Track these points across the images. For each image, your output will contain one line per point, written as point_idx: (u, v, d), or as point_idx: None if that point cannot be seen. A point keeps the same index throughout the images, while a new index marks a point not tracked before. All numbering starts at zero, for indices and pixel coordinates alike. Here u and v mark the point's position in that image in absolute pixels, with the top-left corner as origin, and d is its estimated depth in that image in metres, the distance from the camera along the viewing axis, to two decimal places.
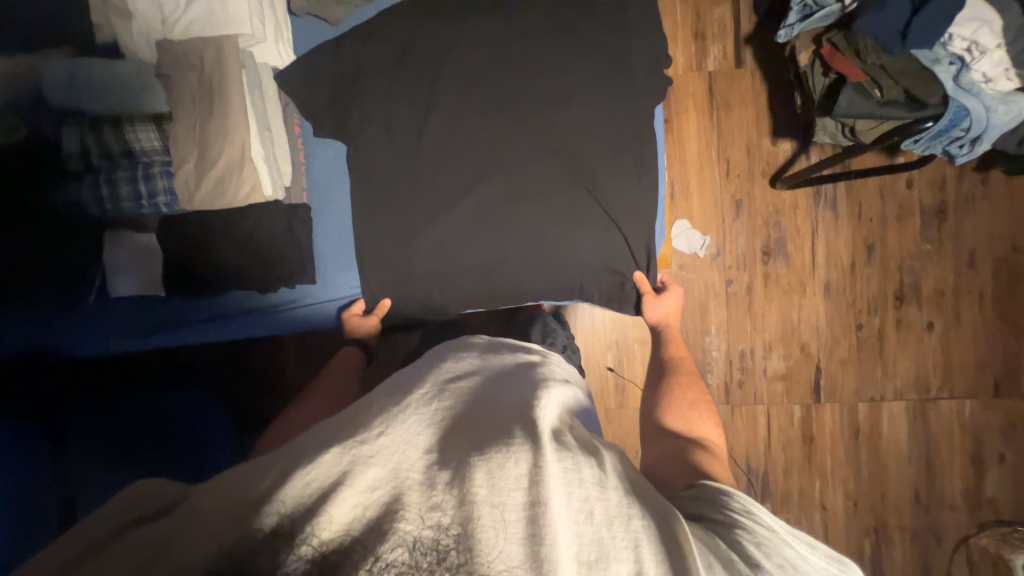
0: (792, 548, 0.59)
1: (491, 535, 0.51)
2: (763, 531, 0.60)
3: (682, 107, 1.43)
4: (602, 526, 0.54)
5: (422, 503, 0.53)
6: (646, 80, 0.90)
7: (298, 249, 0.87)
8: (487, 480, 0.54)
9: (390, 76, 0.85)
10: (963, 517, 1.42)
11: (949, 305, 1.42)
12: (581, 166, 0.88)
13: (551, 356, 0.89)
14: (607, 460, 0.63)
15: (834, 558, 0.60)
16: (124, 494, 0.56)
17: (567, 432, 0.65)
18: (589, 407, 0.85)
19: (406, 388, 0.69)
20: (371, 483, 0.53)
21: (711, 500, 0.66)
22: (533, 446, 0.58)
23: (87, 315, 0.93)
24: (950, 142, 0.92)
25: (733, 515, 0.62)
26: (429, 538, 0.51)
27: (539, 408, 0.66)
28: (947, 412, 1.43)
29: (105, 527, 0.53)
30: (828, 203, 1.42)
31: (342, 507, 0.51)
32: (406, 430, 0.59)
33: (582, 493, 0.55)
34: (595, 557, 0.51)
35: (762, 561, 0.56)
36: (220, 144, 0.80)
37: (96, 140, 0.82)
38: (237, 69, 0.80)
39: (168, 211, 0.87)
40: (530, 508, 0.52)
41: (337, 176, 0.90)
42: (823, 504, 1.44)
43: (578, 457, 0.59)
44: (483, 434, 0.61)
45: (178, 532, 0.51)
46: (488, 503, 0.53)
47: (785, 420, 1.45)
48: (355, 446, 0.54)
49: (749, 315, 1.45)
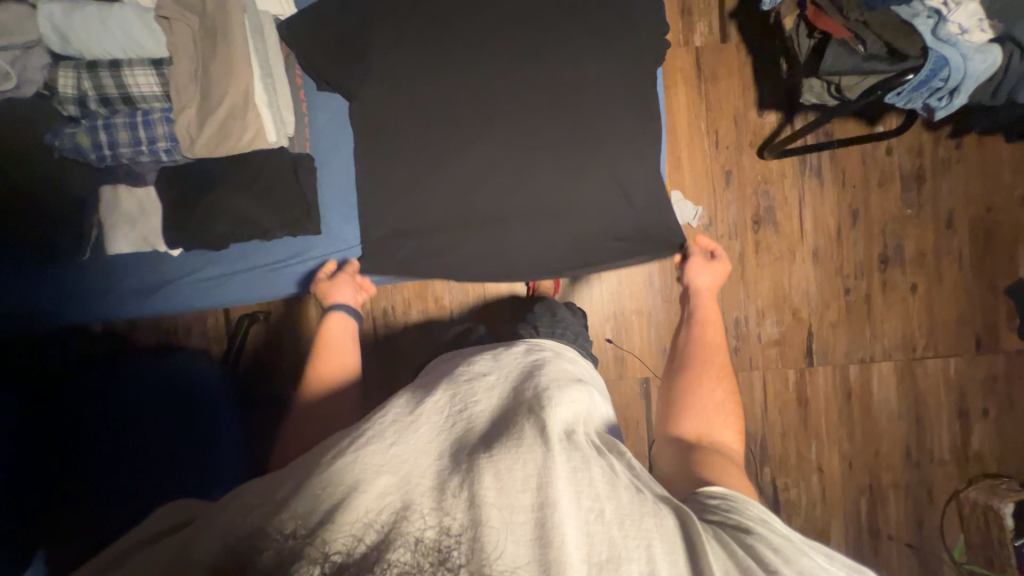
0: (813, 557, 0.55)
1: (497, 537, 0.51)
2: (780, 539, 0.56)
3: (671, 81, 1.46)
4: (612, 524, 0.53)
5: (430, 506, 0.53)
6: (645, 30, 0.92)
7: (304, 195, 0.84)
8: (495, 481, 0.55)
9: (392, 25, 0.86)
10: (952, 471, 1.47)
11: (931, 265, 1.47)
12: (584, 118, 0.89)
13: (565, 355, 0.91)
14: (618, 464, 0.63)
15: (855, 569, 0.56)
16: (162, 511, 0.60)
17: (578, 432, 0.65)
18: (605, 402, 0.84)
19: (422, 393, 0.70)
20: (382, 488, 0.54)
21: (727, 505, 0.63)
22: (543, 446, 0.58)
23: (75, 273, 0.88)
24: (931, 94, 0.96)
25: (750, 523, 0.59)
26: (434, 540, 0.51)
27: (549, 404, 0.66)
28: (933, 370, 1.48)
29: (135, 540, 0.55)
30: (814, 172, 1.47)
31: (354, 512, 0.51)
32: (418, 439, 0.60)
33: (590, 493, 0.55)
34: (606, 557, 0.51)
35: (779, 565, 0.53)
36: (223, 84, 0.77)
37: (93, 84, 0.77)
38: (239, 12, 0.78)
39: (169, 160, 0.82)
40: (539, 510, 0.53)
41: (340, 129, 0.89)
42: (820, 465, 1.47)
43: (586, 458, 0.59)
44: (491, 436, 0.62)
45: (201, 536, 0.52)
46: (496, 505, 0.53)
47: (780, 385, 1.48)
48: (369, 452, 0.57)
49: (742, 283, 1.48)
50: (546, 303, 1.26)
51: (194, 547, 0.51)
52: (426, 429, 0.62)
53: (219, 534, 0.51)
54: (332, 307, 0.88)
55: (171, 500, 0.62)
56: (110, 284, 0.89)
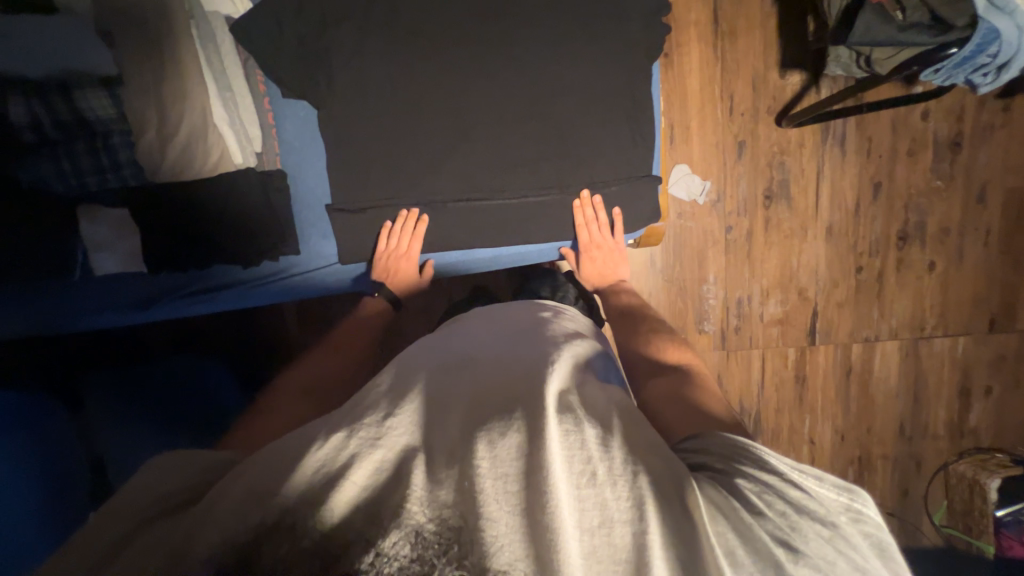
0: (800, 487, 0.45)
1: (494, 519, 0.40)
2: (764, 475, 0.46)
3: (684, 38, 1.30)
4: (605, 487, 0.42)
5: (424, 483, 0.43)
6: (650, 20, 0.84)
7: (275, 214, 0.82)
8: (489, 450, 0.44)
9: (369, 19, 0.79)
10: (944, 446, 1.50)
11: (953, 243, 1.41)
12: (575, 123, 0.85)
13: (565, 312, 0.82)
14: (618, 420, 0.50)
15: (845, 487, 0.45)
16: (137, 477, 0.47)
17: (576, 390, 0.53)
18: (608, 356, 0.76)
19: (415, 363, 0.61)
20: (377, 463, 0.44)
21: (714, 448, 0.51)
22: (532, 413, 0.47)
23: (82, 288, 0.81)
24: (975, 70, 0.89)
25: (735, 463, 0.48)
26: (434, 533, 0.40)
27: (545, 367, 0.55)
28: (940, 348, 1.46)
29: (121, 522, 0.43)
30: (837, 140, 1.36)
31: (344, 495, 0.42)
32: (417, 407, 0.50)
33: (582, 454, 0.44)
34: (598, 521, 0.41)
35: (766, 509, 0.43)
36: (178, 105, 0.73)
37: (45, 107, 0.71)
38: (184, 23, 0.72)
39: (135, 183, 0.78)
40: (532, 475, 0.42)
41: (308, 140, 0.84)
42: (812, 439, 1.49)
43: (580, 417, 0.47)
44: (489, 402, 0.51)
45: (205, 525, 0.41)
46: (490, 475, 0.43)
47: (779, 363, 1.46)
48: (364, 427, 0.46)
49: (748, 261, 1.40)
50: (543, 273, 1.10)
51: (194, 541, 0.40)
52: (422, 397, 0.52)
53: (227, 519, 0.41)
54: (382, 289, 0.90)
55: (159, 454, 0.50)
56: (111, 297, 0.83)
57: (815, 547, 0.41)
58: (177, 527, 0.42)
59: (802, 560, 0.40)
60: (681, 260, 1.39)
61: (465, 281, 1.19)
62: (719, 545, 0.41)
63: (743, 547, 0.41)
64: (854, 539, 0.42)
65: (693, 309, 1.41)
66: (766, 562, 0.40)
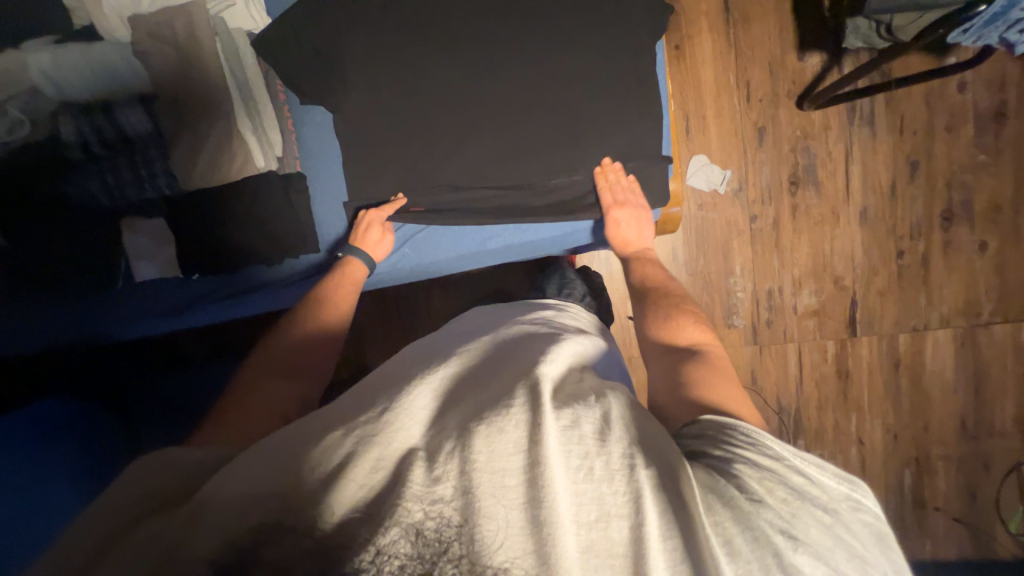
0: (801, 474, 0.43)
1: (492, 515, 0.39)
2: (766, 462, 0.44)
3: (695, 28, 1.29)
4: (603, 482, 0.41)
5: (423, 480, 0.41)
6: (653, 10, 0.86)
7: (295, 214, 0.86)
8: (486, 445, 0.42)
9: (378, 25, 0.82)
10: (1014, 444, 1.36)
11: (1006, 221, 1.31)
12: (581, 113, 0.86)
13: (567, 309, 0.80)
14: (619, 411, 0.47)
15: (846, 477, 0.45)
16: (127, 475, 0.46)
17: (576, 386, 0.51)
18: (610, 353, 0.74)
19: (415, 361, 0.60)
20: (374, 460, 0.42)
21: (710, 432, 0.49)
22: (529, 408, 0.45)
23: (120, 298, 0.86)
24: (1009, 28, 0.85)
25: (733, 447, 0.45)
26: (434, 532, 0.39)
27: (547, 360, 0.53)
28: (1000, 336, 1.34)
29: (114, 519, 0.42)
30: (865, 119, 1.30)
31: (344, 493, 0.40)
32: (413, 402, 0.47)
33: (580, 449, 0.42)
34: (595, 516, 0.39)
35: (765, 497, 0.41)
36: (207, 117, 0.79)
37: (90, 125, 0.78)
38: (210, 38, 0.78)
39: (170, 193, 0.83)
40: (529, 471, 0.40)
41: (328, 141, 0.88)
42: (861, 438, 1.38)
43: (578, 412, 0.45)
44: (488, 395, 0.48)
45: (201, 518, 0.39)
46: (487, 471, 0.41)
47: (818, 357, 1.37)
48: (360, 424, 0.44)
49: (776, 251, 1.35)
50: (553, 270, 1.10)
51: (190, 536, 0.38)
52: (418, 389, 0.49)
53: (222, 517, 0.39)
54: (353, 252, 0.86)
55: (139, 457, 0.48)
56: (146, 304, 0.88)
57: (814, 535, 0.39)
58: (168, 521, 0.40)
59: (801, 547, 0.38)
60: (704, 252, 1.34)
61: (482, 281, 1.19)
62: (715, 535, 0.38)
63: (742, 535, 0.38)
64: (853, 527, 0.42)
65: (721, 303, 1.36)
66: (766, 548, 0.38)
